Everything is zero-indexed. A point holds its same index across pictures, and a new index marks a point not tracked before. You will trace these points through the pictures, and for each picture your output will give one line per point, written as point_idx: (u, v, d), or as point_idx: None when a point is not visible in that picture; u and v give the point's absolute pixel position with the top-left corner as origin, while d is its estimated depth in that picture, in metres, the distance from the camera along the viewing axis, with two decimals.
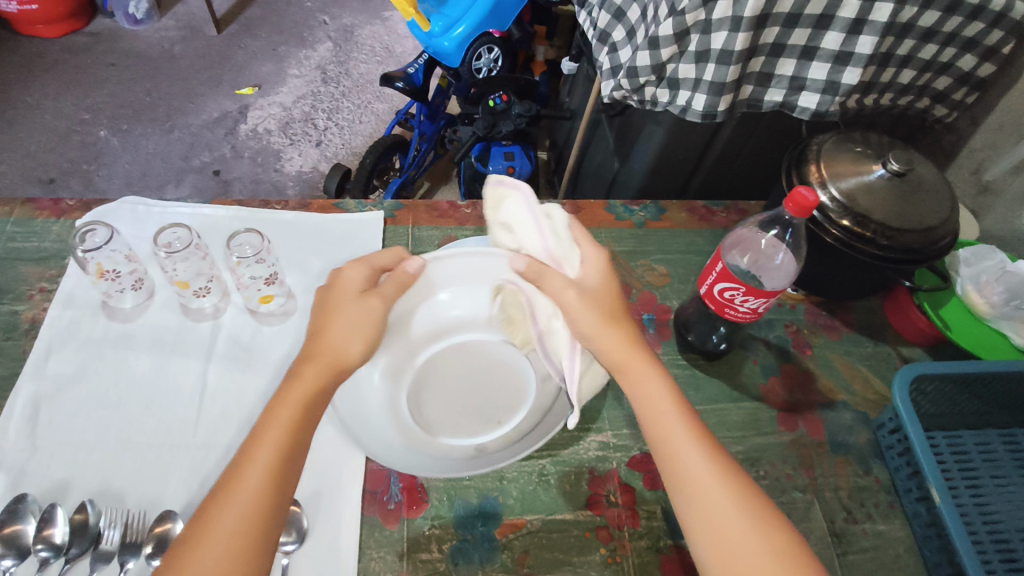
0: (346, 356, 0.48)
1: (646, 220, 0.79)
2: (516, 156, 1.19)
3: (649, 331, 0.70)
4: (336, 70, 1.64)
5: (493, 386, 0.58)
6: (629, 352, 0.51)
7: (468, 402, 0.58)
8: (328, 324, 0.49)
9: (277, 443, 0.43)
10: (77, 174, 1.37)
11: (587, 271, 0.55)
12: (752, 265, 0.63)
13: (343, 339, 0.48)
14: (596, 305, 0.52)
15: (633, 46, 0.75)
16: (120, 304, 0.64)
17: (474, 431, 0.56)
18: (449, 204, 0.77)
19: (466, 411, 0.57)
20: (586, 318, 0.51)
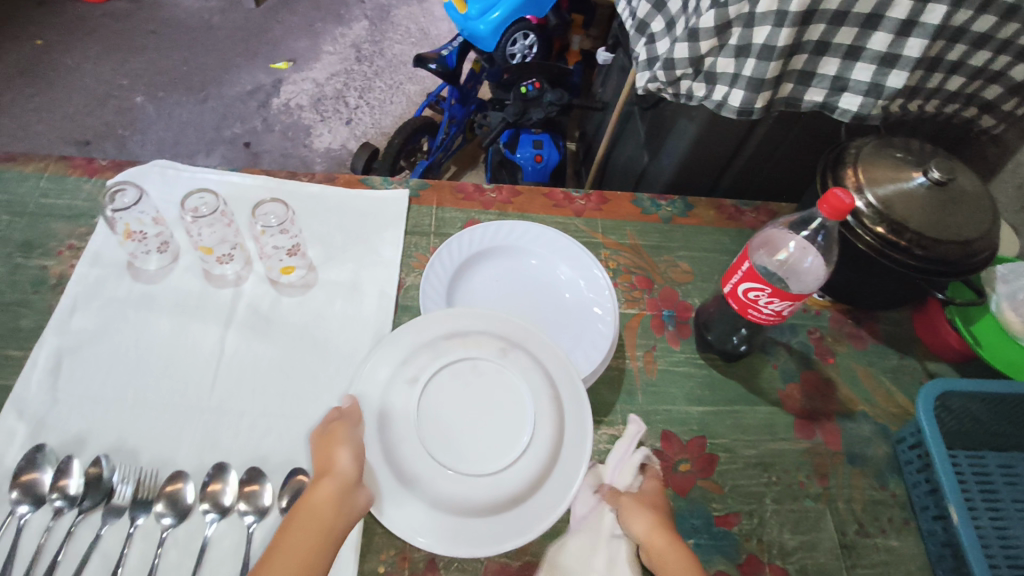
0: (341, 466, 0.47)
1: (672, 215, 0.78)
2: (545, 145, 1.16)
3: (668, 327, 0.69)
4: (371, 49, 1.65)
5: (492, 416, 0.53)
6: (674, 549, 0.49)
7: (513, 419, 0.53)
8: (334, 450, 0.48)
9: (301, 549, 0.43)
10: (112, 138, 1.40)
11: (648, 485, 0.56)
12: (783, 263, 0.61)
13: (330, 456, 0.48)
14: (644, 505, 0.53)
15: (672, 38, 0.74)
16: (145, 265, 0.65)
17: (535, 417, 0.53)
18: (474, 186, 0.76)
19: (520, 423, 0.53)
20: (637, 517, 0.51)
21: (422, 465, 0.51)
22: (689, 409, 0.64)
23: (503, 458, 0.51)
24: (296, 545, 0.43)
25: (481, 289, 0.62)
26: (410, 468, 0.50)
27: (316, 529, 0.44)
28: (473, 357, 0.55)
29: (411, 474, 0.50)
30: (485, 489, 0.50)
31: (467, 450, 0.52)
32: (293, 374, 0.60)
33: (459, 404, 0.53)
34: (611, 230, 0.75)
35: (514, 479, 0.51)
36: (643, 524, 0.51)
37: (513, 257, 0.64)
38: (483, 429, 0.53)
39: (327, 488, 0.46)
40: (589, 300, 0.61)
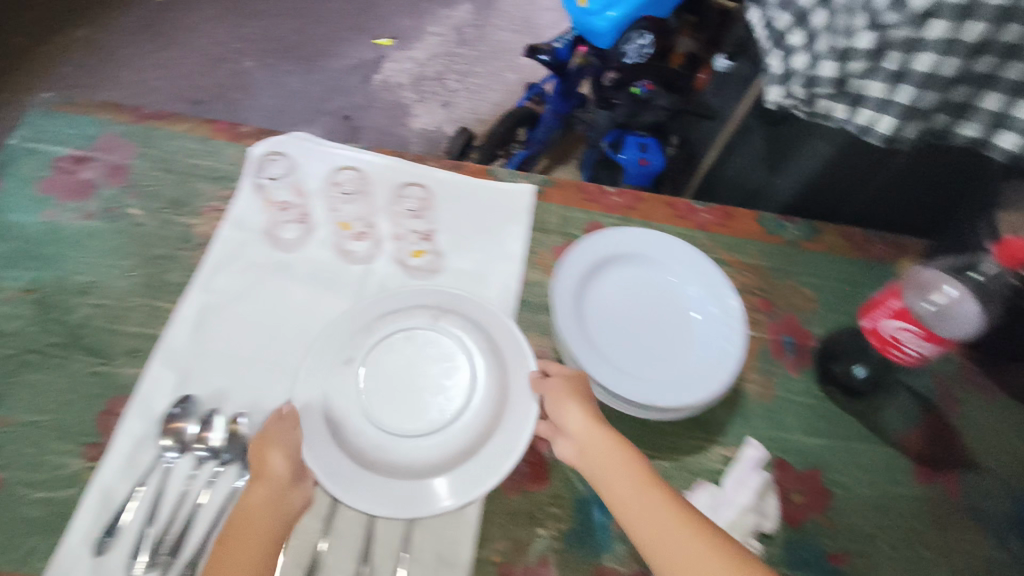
0: (273, 472, 0.49)
1: (798, 239, 0.76)
2: (651, 149, 1.15)
3: (788, 353, 0.68)
4: (473, 34, 1.65)
5: (447, 394, 0.57)
6: (604, 440, 0.50)
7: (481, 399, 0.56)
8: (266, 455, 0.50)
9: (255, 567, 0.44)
10: (222, 100, 1.45)
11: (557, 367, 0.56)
12: (935, 309, 0.52)
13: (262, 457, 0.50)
14: (574, 393, 0.53)
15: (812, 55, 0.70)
16: (282, 234, 0.66)
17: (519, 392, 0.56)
18: (598, 188, 0.76)
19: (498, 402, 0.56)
20: (568, 409, 0.52)
21: (365, 424, 0.54)
22: (806, 440, 0.63)
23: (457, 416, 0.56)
24: (225, 553, 0.45)
25: (606, 295, 0.62)
26: (374, 446, 0.53)
27: (251, 539, 0.45)
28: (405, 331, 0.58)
29: (371, 429, 0.54)
30: (430, 443, 0.54)
31: (409, 403, 0.56)
32: None
33: (376, 363, 0.57)
34: (735, 248, 0.74)
35: (464, 433, 0.55)
36: (576, 414, 0.52)
37: (651, 269, 0.63)
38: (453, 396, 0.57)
39: (261, 490, 0.48)
40: (719, 322, 0.60)
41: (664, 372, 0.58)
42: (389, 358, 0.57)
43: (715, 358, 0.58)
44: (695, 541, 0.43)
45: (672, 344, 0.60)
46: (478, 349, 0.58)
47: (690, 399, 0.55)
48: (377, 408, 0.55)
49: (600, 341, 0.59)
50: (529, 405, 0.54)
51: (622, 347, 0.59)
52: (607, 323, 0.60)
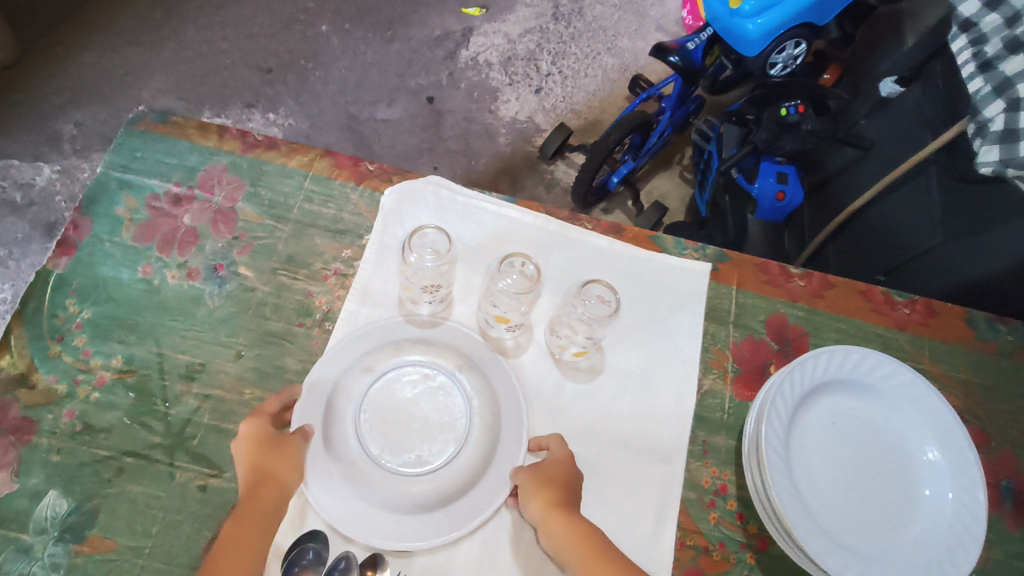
0: (282, 484, 0.45)
1: (1013, 347, 0.63)
2: (789, 180, 1.00)
3: (1007, 504, 0.56)
4: (569, 6, 1.47)
5: (437, 438, 0.50)
6: (569, 531, 0.45)
7: (441, 440, 0.50)
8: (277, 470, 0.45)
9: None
10: (294, 70, 1.31)
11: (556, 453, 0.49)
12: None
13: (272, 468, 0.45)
14: (542, 479, 0.47)
15: None
16: (416, 311, 0.55)
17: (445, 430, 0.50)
18: (779, 267, 0.63)
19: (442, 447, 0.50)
20: (530, 503, 0.47)
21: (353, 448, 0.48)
22: None
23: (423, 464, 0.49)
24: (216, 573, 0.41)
25: (818, 429, 0.50)
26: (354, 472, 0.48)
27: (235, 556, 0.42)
28: (426, 375, 0.52)
29: (348, 454, 0.48)
30: (389, 493, 0.48)
31: (397, 444, 0.49)
32: None
33: (394, 404, 0.50)
34: (941, 356, 0.62)
35: (427, 486, 0.48)
36: (535, 508, 0.46)
37: (872, 411, 0.51)
38: (418, 438, 0.49)
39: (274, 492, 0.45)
40: (954, 515, 0.47)
41: (882, 545, 0.47)
42: (407, 394, 0.51)
43: (952, 544, 0.46)
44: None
45: (894, 510, 0.48)
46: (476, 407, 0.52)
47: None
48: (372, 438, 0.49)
49: (808, 488, 0.48)
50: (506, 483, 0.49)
51: (831, 498, 0.48)
52: (814, 463, 0.49)
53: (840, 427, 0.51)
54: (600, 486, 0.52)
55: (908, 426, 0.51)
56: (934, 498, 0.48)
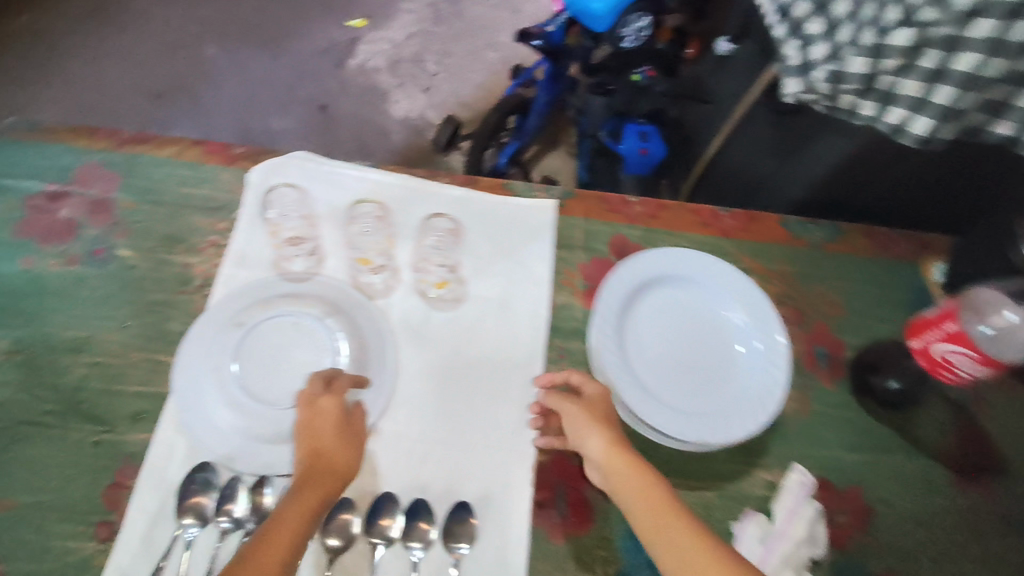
0: (338, 462, 0.49)
1: (822, 241, 0.74)
2: (651, 138, 1.10)
3: (822, 366, 0.67)
4: (448, 10, 1.56)
5: (312, 374, 0.55)
6: (630, 470, 0.49)
7: (316, 376, 0.55)
8: (330, 446, 0.49)
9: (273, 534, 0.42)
10: (184, 92, 1.35)
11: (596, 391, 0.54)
12: (996, 331, 0.52)
13: (330, 445, 0.49)
14: (595, 418, 0.52)
15: (836, 47, 0.70)
16: (291, 268, 0.61)
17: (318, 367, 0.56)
18: (619, 197, 0.72)
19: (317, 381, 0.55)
20: (590, 438, 0.52)
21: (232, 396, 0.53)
22: (845, 456, 0.63)
23: (301, 394, 0.54)
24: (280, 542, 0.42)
25: (649, 318, 0.59)
26: (242, 415, 0.53)
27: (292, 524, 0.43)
28: (293, 322, 0.57)
29: (233, 401, 0.53)
30: (270, 425, 0.53)
31: (276, 385, 0.54)
32: (448, 398, 0.58)
33: (268, 347, 0.55)
34: (760, 254, 0.72)
35: None
36: (597, 444, 0.51)
37: (691, 291, 0.60)
38: (296, 372, 0.55)
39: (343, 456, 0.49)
40: (763, 361, 0.57)
41: (705, 403, 0.56)
42: (281, 340, 0.56)
43: (759, 393, 0.56)
44: (710, 572, 0.43)
45: (719, 368, 0.57)
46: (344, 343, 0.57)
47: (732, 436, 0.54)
48: (253, 384, 0.54)
49: (642, 366, 0.57)
50: (377, 403, 0.56)
51: (663, 373, 0.57)
52: (648, 346, 0.58)
53: (665, 309, 0.59)
54: (469, 395, 0.59)
55: (720, 297, 0.60)
56: (748, 350, 0.58)
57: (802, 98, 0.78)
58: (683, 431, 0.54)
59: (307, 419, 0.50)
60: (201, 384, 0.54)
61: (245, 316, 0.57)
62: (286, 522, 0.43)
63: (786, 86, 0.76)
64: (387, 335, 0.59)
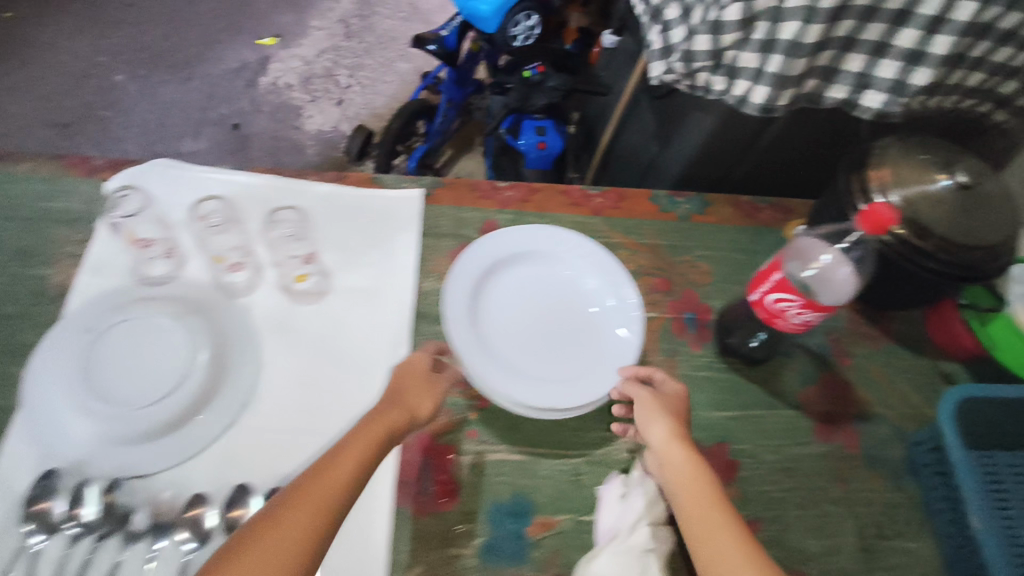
0: (411, 407, 0.52)
1: (690, 214, 0.77)
2: (548, 132, 1.14)
3: (689, 331, 0.69)
4: (359, 25, 1.58)
5: (169, 372, 0.55)
6: (682, 452, 0.51)
7: (172, 374, 0.55)
8: (417, 403, 0.53)
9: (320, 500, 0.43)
10: (92, 121, 1.33)
11: (670, 395, 0.55)
12: (817, 272, 0.57)
13: (418, 400, 0.53)
14: (664, 409, 0.54)
15: (689, 27, 0.73)
16: (149, 271, 0.61)
17: (175, 365, 0.56)
18: (489, 184, 0.74)
19: (174, 378, 0.55)
20: (656, 425, 0.53)
21: (83, 401, 0.53)
22: (712, 414, 0.65)
23: (156, 394, 0.54)
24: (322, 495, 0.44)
25: (503, 295, 0.62)
26: (94, 418, 0.53)
27: (330, 484, 0.44)
28: (150, 323, 0.57)
29: (84, 404, 0.53)
30: (122, 427, 0.53)
31: (131, 385, 0.54)
32: (312, 389, 0.58)
33: (122, 349, 0.55)
34: (631, 230, 0.74)
35: (164, 414, 0.54)
36: (661, 432, 0.52)
37: (542, 265, 0.63)
38: (152, 373, 0.55)
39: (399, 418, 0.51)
40: (615, 317, 0.61)
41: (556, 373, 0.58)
42: (136, 341, 0.56)
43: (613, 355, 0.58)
44: (734, 544, 0.45)
45: (575, 331, 0.61)
46: (202, 340, 0.57)
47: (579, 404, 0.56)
48: (106, 386, 0.54)
49: (495, 339, 0.59)
50: (239, 398, 0.57)
51: (516, 344, 0.59)
52: (502, 319, 0.60)
53: (519, 284, 0.63)
54: (334, 384, 0.59)
55: (571, 266, 0.64)
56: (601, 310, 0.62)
57: (666, 80, 0.80)
58: (549, 395, 0.56)
59: (398, 381, 0.54)
60: (51, 391, 0.54)
61: (99, 321, 0.57)
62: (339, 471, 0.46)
63: (651, 69, 0.80)
64: (251, 337, 0.60)
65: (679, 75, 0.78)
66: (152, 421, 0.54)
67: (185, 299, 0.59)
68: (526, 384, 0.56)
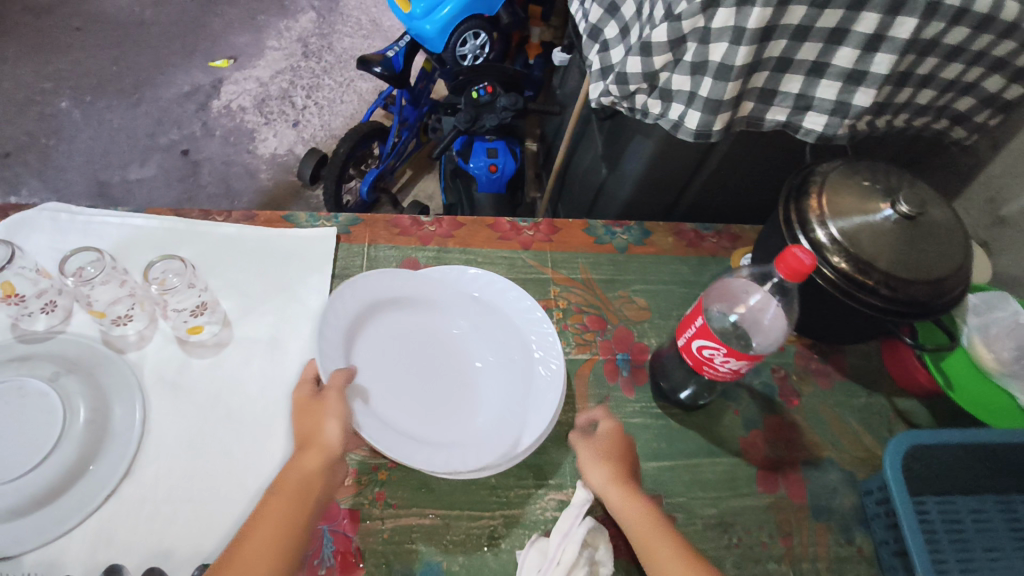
0: (322, 440, 0.48)
1: (628, 244, 0.73)
2: (499, 153, 1.10)
3: (623, 373, 0.65)
4: (318, 44, 1.54)
5: (34, 442, 0.50)
6: (627, 497, 0.51)
7: (38, 444, 0.50)
8: (321, 430, 0.49)
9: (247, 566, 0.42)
10: (34, 148, 1.29)
11: (603, 439, 0.56)
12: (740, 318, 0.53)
13: (316, 427, 0.49)
14: (604, 454, 0.54)
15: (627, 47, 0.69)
16: (31, 326, 0.57)
17: (42, 433, 0.50)
18: (412, 219, 0.70)
19: (39, 448, 0.50)
20: (596, 475, 0.53)
21: None
22: (644, 465, 0.60)
23: (16, 467, 0.49)
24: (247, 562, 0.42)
25: (374, 346, 0.57)
26: None
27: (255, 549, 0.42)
28: (17, 388, 0.52)
29: None
30: None
31: None
32: (202, 451, 0.54)
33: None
34: (562, 264, 0.70)
35: (26, 490, 0.49)
36: (603, 479, 0.52)
37: (417, 314, 0.60)
38: (14, 444, 0.50)
39: (316, 459, 0.48)
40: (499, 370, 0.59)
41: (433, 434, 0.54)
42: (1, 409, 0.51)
43: (505, 415, 0.56)
44: None
45: (454, 388, 0.58)
46: (77, 405, 0.52)
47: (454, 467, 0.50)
48: None
49: (370, 393, 0.53)
50: (119, 466, 0.52)
51: (393, 393, 0.55)
52: (380, 363, 0.56)
53: (392, 334, 0.58)
54: (227, 446, 0.55)
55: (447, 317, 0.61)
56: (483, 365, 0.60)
57: (605, 103, 0.74)
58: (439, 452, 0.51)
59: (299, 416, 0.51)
60: None
61: None
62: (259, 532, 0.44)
63: (590, 91, 0.74)
64: (135, 396, 0.55)
65: (616, 97, 0.72)
66: (10, 500, 0.48)
67: (64, 359, 0.55)
68: (396, 436, 0.50)
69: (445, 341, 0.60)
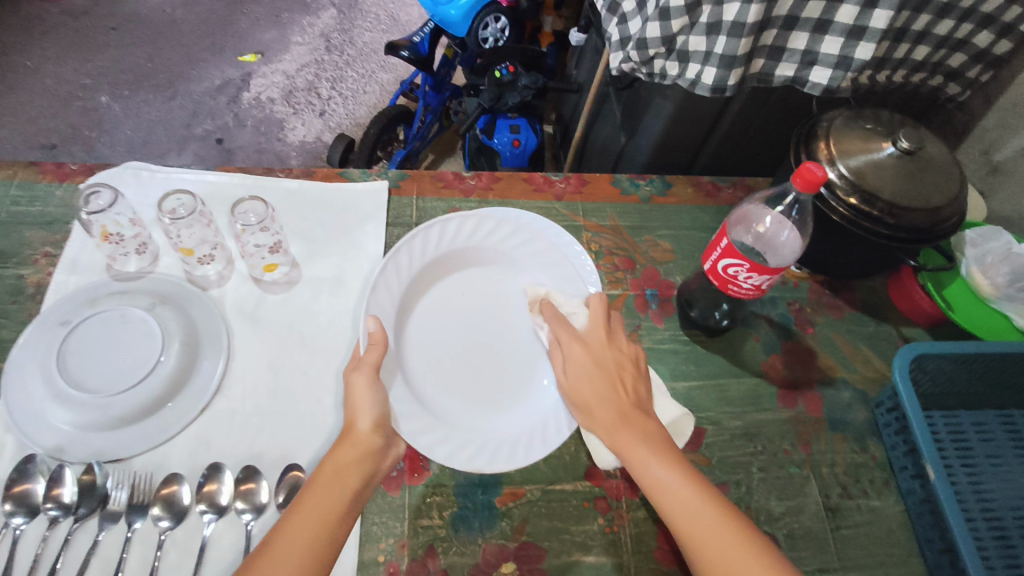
0: (356, 429, 0.49)
1: (651, 195, 0.80)
2: (521, 129, 1.18)
3: (652, 306, 0.71)
4: (340, 38, 1.61)
5: (137, 360, 0.56)
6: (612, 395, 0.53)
7: (140, 362, 0.56)
8: (356, 416, 0.50)
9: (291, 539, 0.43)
10: (79, 140, 1.37)
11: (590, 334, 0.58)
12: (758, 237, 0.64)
13: (351, 416, 0.50)
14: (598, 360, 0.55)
15: (644, 18, 0.74)
16: (124, 267, 0.64)
17: (143, 352, 0.56)
18: (453, 174, 0.77)
19: (142, 364, 0.56)
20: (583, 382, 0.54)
21: (56, 394, 0.54)
22: (675, 384, 0.66)
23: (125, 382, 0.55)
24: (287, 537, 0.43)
25: (425, 313, 0.62)
26: (68, 407, 0.54)
27: (298, 527, 0.44)
28: (118, 316, 0.58)
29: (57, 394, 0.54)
30: (96, 414, 0.54)
31: (100, 374, 0.55)
32: (282, 371, 0.61)
33: (91, 342, 0.56)
34: (592, 213, 0.76)
35: (134, 400, 0.55)
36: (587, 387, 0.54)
37: (471, 292, 0.65)
38: (122, 361, 0.56)
39: (351, 449, 0.48)
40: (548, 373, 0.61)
41: (457, 409, 0.58)
42: (108, 332, 0.57)
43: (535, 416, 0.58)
44: (706, 511, 0.45)
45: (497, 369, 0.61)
46: (173, 329, 0.59)
47: (496, 463, 0.54)
48: (76, 376, 0.55)
49: (407, 355, 0.59)
50: (212, 382, 0.59)
51: (433, 360, 0.60)
52: (426, 329, 0.62)
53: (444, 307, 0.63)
54: (304, 367, 0.61)
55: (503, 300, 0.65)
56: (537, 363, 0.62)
57: (626, 70, 0.80)
58: (442, 437, 0.55)
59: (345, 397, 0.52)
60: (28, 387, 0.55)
61: (74, 315, 0.59)
62: (304, 506, 0.45)
63: (610, 59, 0.81)
64: (220, 323, 0.62)
65: (635, 63, 0.78)
66: (122, 409, 0.55)
67: (157, 292, 0.61)
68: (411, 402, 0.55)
69: (482, 311, 0.64)
